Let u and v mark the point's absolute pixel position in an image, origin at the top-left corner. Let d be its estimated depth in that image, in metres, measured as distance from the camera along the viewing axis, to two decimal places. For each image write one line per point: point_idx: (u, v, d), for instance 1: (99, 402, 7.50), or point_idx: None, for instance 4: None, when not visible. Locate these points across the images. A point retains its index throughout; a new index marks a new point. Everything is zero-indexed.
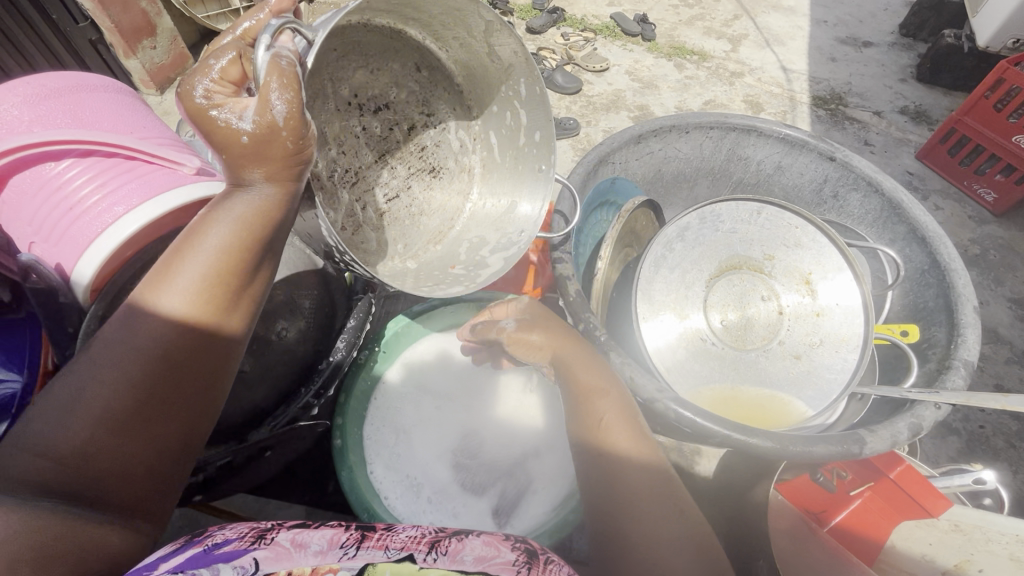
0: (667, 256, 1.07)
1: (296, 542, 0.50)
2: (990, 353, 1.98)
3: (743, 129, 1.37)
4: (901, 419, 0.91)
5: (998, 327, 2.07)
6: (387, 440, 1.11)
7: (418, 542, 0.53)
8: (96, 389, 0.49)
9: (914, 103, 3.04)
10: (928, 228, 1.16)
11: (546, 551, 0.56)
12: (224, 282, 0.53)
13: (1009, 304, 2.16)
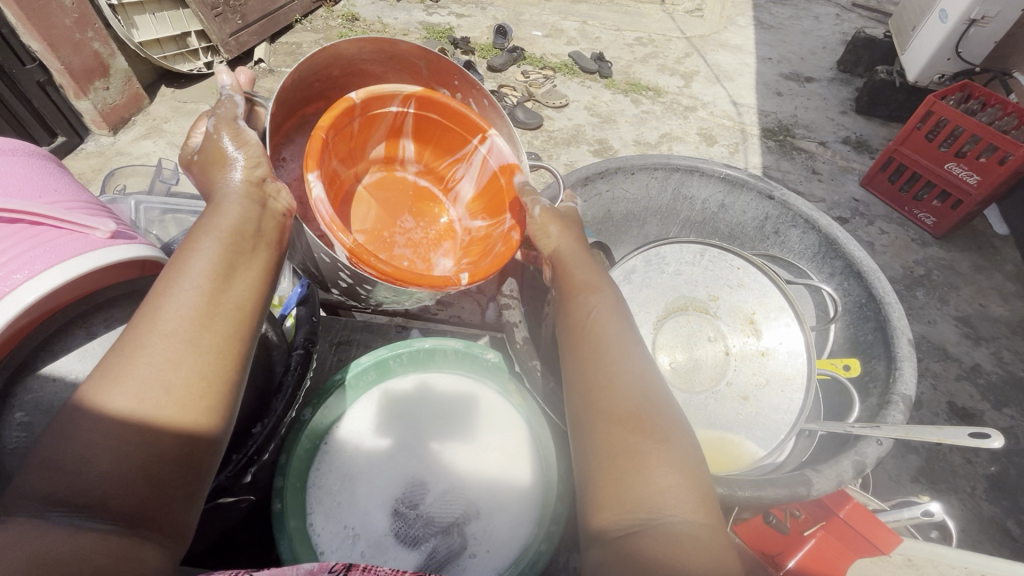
0: None
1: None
2: (941, 370, 2.08)
3: (685, 170, 1.41)
4: (845, 457, 0.92)
5: (946, 345, 2.18)
6: (330, 490, 1.07)
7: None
8: (99, 401, 0.53)
9: (855, 134, 3.22)
10: (863, 263, 1.21)
11: None
12: (222, 289, 0.61)
13: (955, 322, 2.26)
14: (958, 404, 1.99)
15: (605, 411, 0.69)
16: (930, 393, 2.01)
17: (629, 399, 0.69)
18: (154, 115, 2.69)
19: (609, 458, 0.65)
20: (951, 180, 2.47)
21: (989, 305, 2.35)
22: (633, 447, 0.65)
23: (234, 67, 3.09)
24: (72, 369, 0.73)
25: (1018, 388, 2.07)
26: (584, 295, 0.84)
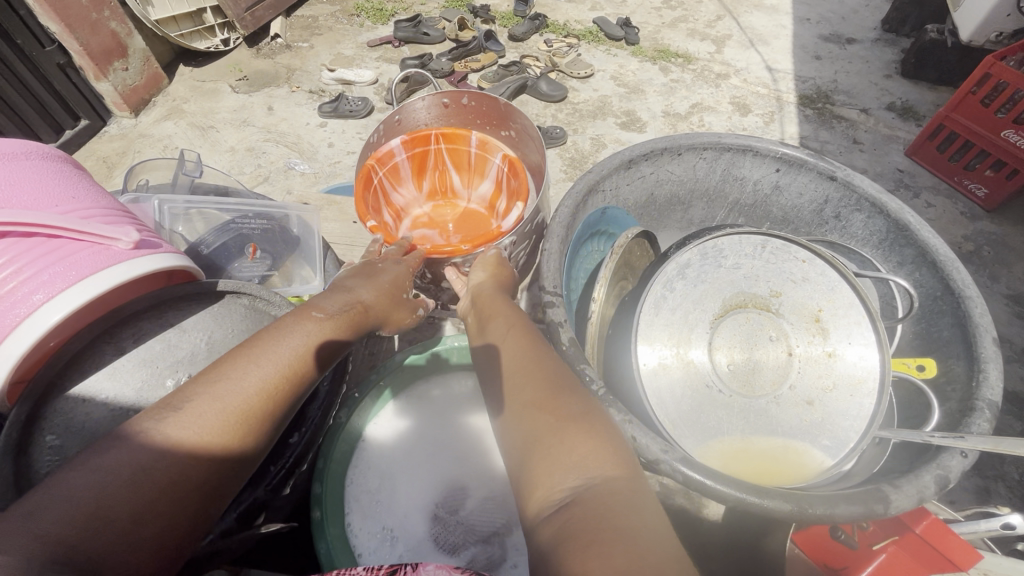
0: (668, 297, 1.00)
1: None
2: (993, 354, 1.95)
3: (738, 150, 1.29)
4: (926, 471, 0.84)
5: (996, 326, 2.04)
6: (368, 489, 1.04)
7: None
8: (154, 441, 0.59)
9: (900, 99, 3.00)
10: (939, 252, 1.10)
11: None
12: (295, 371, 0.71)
13: (1007, 301, 2.12)
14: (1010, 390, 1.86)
15: (527, 402, 0.69)
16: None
17: (547, 391, 0.70)
18: (174, 95, 2.67)
19: (538, 448, 0.64)
20: (1006, 148, 2.28)
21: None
22: (554, 431, 0.64)
23: (251, 44, 3.04)
24: (102, 390, 0.71)
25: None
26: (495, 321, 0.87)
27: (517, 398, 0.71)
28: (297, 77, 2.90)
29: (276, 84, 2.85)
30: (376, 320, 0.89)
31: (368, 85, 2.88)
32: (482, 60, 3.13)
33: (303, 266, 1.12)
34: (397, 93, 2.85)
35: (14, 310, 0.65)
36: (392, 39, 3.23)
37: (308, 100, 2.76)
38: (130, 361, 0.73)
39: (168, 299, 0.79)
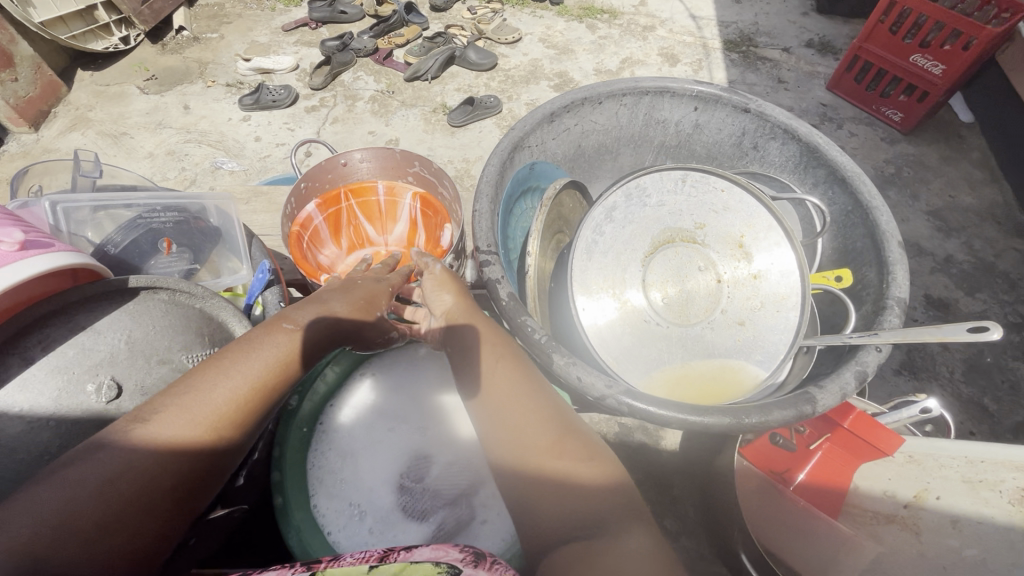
0: (599, 241, 1.02)
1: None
2: (918, 267, 2.10)
3: (656, 92, 1.32)
4: (847, 369, 0.91)
5: (920, 241, 2.20)
6: (332, 469, 1.04)
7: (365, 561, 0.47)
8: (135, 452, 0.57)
9: (818, 35, 3.10)
10: (846, 168, 1.17)
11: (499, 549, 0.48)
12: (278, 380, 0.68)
13: (926, 217, 2.28)
14: (934, 296, 2.02)
15: (524, 433, 0.67)
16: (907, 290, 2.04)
17: (552, 423, 0.69)
18: (76, 103, 2.52)
19: (539, 482, 0.63)
20: (915, 72, 2.41)
21: (960, 196, 2.36)
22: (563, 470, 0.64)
23: (153, 40, 2.89)
24: (15, 401, 0.72)
25: (990, 274, 2.10)
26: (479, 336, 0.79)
27: (512, 432, 0.68)
28: (210, 69, 2.78)
29: (189, 81, 2.71)
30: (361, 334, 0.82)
31: (290, 71, 2.80)
32: (406, 34, 3.03)
33: (230, 257, 1.09)
34: (320, 77, 2.73)
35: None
36: (307, 21, 3.08)
37: (225, 94, 2.67)
38: (42, 369, 0.73)
39: (76, 303, 0.78)
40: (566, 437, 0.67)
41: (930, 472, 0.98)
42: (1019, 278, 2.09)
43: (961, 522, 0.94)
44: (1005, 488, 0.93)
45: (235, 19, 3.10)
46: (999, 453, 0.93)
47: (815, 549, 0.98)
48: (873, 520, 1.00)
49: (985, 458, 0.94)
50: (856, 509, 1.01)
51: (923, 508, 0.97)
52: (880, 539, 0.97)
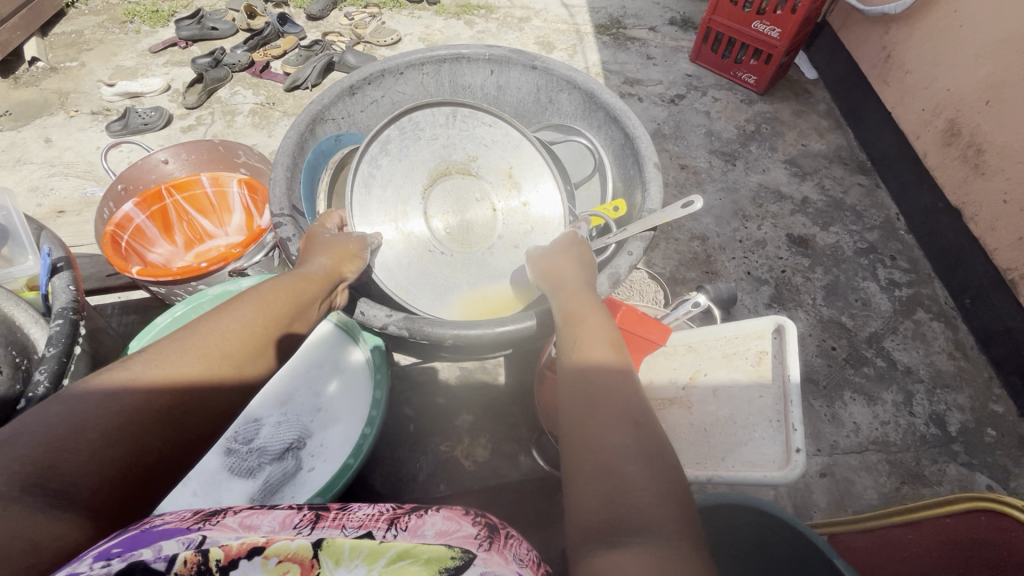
0: (376, 175, 1.10)
1: (245, 523, 0.49)
2: (778, 210, 2.27)
3: (452, 59, 1.42)
4: (603, 273, 1.04)
5: (780, 187, 2.37)
6: None
7: (377, 520, 0.52)
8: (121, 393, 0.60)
9: (680, 14, 3.37)
10: (615, 107, 1.32)
11: (505, 527, 0.56)
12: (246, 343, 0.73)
13: (784, 165, 2.46)
14: (795, 234, 2.19)
15: (580, 387, 0.71)
16: (771, 231, 2.20)
17: (624, 406, 0.66)
18: None
19: (578, 433, 0.65)
20: (758, 37, 2.65)
21: (811, 143, 2.57)
22: (606, 458, 0.60)
23: (3, 73, 2.79)
24: None
25: (840, 209, 2.29)
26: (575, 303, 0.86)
27: (572, 379, 0.72)
28: (72, 99, 2.70)
29: (47, 113, 2.63)
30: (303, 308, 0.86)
31: (161, 93, 2.73)
32: (283, 45, 3.02)
33: (23, 251, 1.16)
34: (193, 96, 2.67)
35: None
36: (176, 40, 3.00)
37: (91, 123, 2.60)
38: None
39: None
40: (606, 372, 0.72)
41: (702, 355, 1.15)
42: (863, 209, 2.30)
43: (720, 390, 1.08)
44: (749, 351, 1.09)
45: (97, 46, 2.99)
46: (742, 324, 1.12)
47: None
48: (658, 404, 1.14)
49: (736, 334, 1.12)
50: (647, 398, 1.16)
51: (696, 385, 1.12)
52: (663, 420, 1.11)
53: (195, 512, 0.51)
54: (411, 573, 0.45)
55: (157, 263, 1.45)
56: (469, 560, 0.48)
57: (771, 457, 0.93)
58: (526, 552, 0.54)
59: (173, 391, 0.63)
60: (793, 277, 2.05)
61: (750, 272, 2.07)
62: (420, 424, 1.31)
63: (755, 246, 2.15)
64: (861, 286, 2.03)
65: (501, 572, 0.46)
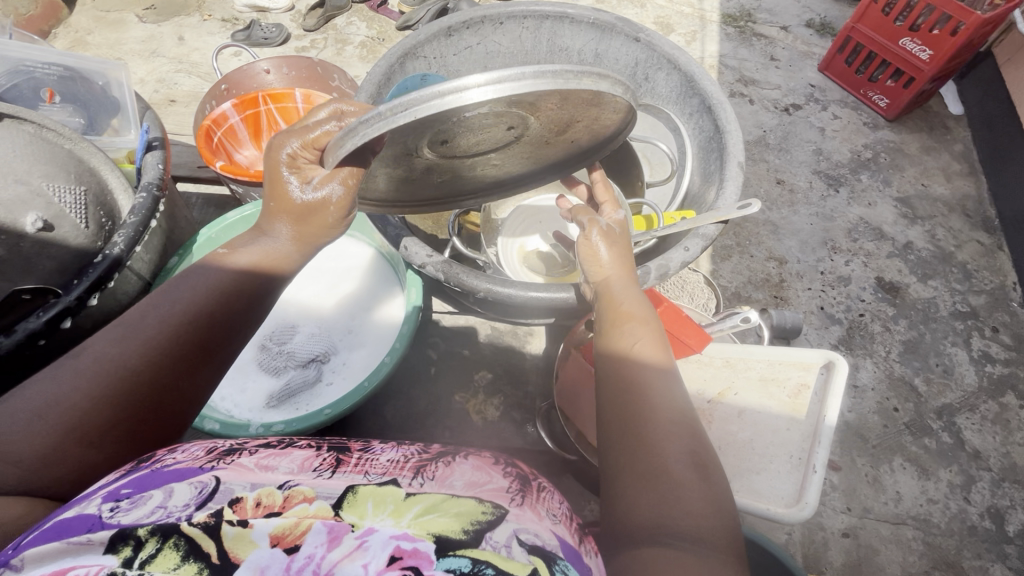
0: None
1: (261, 466, 0.58)
2: (874, 249, 2.06)
3: (556, 17, 1.38)
4: (651, 263, 1.00)
5: (884, 226, 2.14)
6: None
7: (399, 469, 0.62)
8: (72, 390, 0.58)
9: (820, 17, 3.05)
10: (712, 96, 1.24)
11: (537, 479, 0.67)
12: (220, 307, 0.67)
13: (894, 203, 2.21)
14: (885, 279, 1.99)
15: (623, 393, 0.66)
16: (858, 270, 2.01)
17: (676, 411, 0.62)
18: (76, 25, 2.71)
19: (619, 440, 0.62)
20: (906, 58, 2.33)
21: (932, 185, 2.28)
22: (652, 465, 0.58)
23: None
24: None
25: (947, 263, 2.05)
26: (618, 289, 0.81)
27: (617, 378, 0.68)
28: (208, 4, 2.88)
29: (186, 13, 2.83)
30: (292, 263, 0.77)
31: (284, 12, 2.85)
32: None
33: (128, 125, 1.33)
34: (313, 19, 2.79)
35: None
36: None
37: (220, 29, 2.76)
38: None
39: None
40: (659, 374, 0.66)
41: (738, 373, 1.06)
42: (975, 269, 2.04)
43: (745, 413, 1.01)
44: (790, 383, 1.01)
45: None
46: (788, 352, 1.04)
47: None
48: None
49: (780, 361, 1.04)
50: None
51: (722, 402, 1.04)
52: None
53: (207, 452, 0.59)
54: (439, 524, 0.51)
55: (240, 164, 1.53)
56: (501, 514, 0.56)
57: (782, 493, 0.89)
58: (558, 506, 0.65)
59: (124, 384, 0.60)
60: (870, 324, 1.87)
61: (823, 309, 1.91)
62: (441, 368, 1.35)
63: (836, 281, 1.98)
64: (946, 351, 1.82)
65: (530, 529, 0.54)
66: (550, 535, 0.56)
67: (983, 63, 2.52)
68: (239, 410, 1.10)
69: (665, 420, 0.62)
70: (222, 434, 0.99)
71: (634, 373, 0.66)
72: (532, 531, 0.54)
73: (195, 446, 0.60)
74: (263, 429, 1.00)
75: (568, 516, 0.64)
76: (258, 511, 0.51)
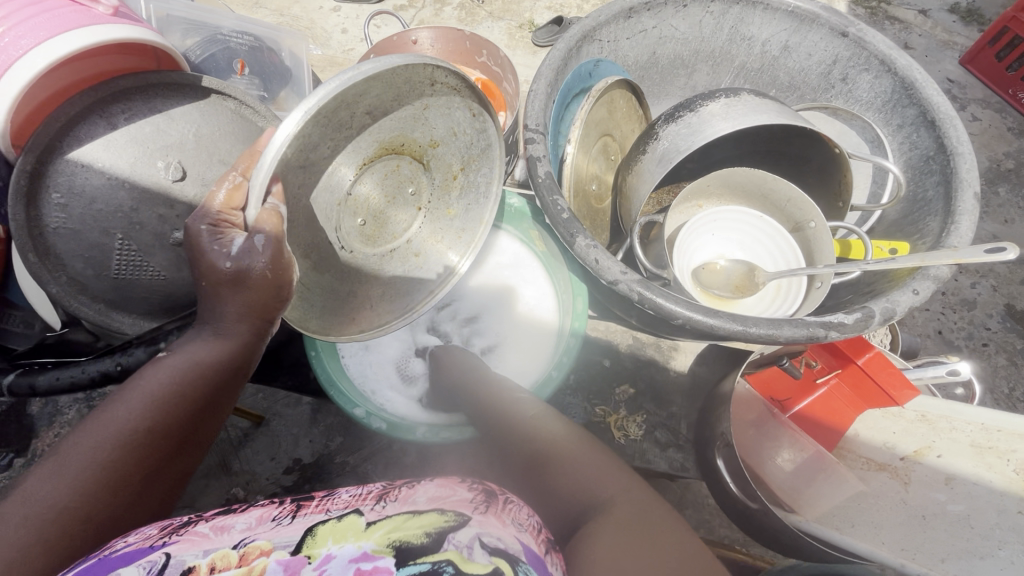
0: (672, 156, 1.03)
1: (217, 527, 0.54)
2: (1006, 271, 1.73)
3: (747, 2, 1.23)
4: (874, 304, 0.88)
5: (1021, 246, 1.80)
6: None
7: (364, 499, 0.61)
8: (85, 450, 0.56)
9: (967, 0, 2.49)
10: (939, 109, 1.07)
11: (503, 494, 0.66)
12: (209, 368, 0.66)
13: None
14: (1017, 308, 1.67)
15: (535, 466, 0.77)
16: (986, 294, 1.69)
17: (559, 434, 0.79)
18: None
19: (546, 494, 0.72)
20: None
21: None
22: (561, 469, 0.72)
23: None
24: (100, 159, 0.71)
25: None
26: (518, 391, 0.93)
27: (521, 456, 0.80)
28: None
29: None
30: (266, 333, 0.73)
31: None
32: None
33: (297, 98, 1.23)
34: None
35: (4, 55, 0.60)
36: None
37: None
38: (125, 136, 0.73)
39: (160, 85, 0.77)
40: (557, 431, 0.80)
41: (938, 432, 0.94)
42: None
43: (956, 481, 0.91)
44: (1015, 458, 0.86)
45: None
46: (1016, 422, 0.86)
47: (792, 467, 0.99)
48: (862, 466, 1.00)
49: (1000, 426, 0.88)
50: (851, 451, 1.03)
51: (920, 462, 0.95)
52: (868, 483, 0.98)
53: (161, 528, 0.54)
54: (403, 534, 0.53)
55: None
56: (463, 520, 0.56)
57: None
58: (525, 517, 0.62)
59: (123, 443, 0.58)
60: (996, 359, 1.60)
61: (941, 333, 1.62)
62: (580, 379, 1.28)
63: (959, 304, 1.66)
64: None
65: (492, 531, 0.54)
66: (514, 540, 0.55)
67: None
68: (392, 402, 1.07)
69: (568, 458, 0.74)
70: (389, 434, 0.98)
71: (531, 443, 0.80)
72: (496, 534, 0.55)
73: (150, 526, 0.55)
74: (430, 434, 0.98)
75: (539, 526, 0.62)
76: (214, 571, 0.48)
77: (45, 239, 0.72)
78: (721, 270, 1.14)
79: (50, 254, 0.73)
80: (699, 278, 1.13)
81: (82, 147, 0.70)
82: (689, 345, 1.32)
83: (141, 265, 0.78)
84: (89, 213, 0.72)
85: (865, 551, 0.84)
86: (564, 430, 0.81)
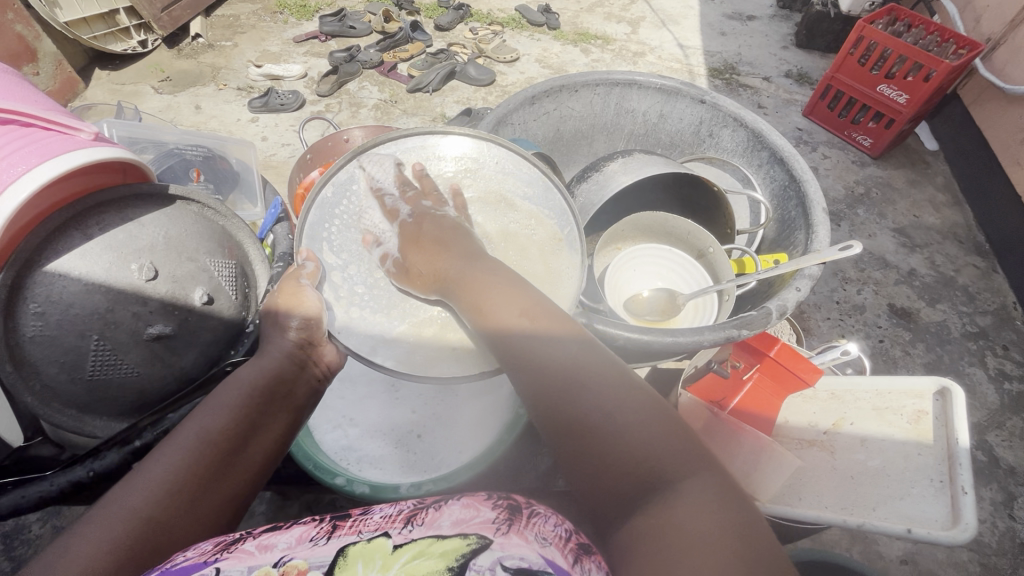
0: (588, 206, 1.23)
1: (262, 545, 0.55)
2: (881, 277, 2.06)
3: (624, 84, 1.51)
4: (770, 303, 1.08)
5: (886, 255, 2.16)
6: (330, 387, 1.19)
7: (394, 521, 0.59)
8: (178, 460, 0.67)
9: (796, 67, 3.11)
10: (783, 149, 1.35)
11: (529, 505, 0.61)
12: (271, 381, 0.79)
13: (892, 234, 2.23)
14: (897, 305, 1.98)
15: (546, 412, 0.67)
16: (871, 298, 1.99)
17: (597, 372, 0.67)
18: (91, 97, 2.70)
19: (576, 445, 0.63)
20: (884, 101, 2.39)
21: (924, 216, 2.32)
22: (595, 422, 0.63)
23: (170, 44, 3.08)
24: (75, 268, 0.83)
25: (950, 287, 2.07)
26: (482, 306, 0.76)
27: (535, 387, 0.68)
28: (222, 74, 2.91)
29: (201, 83, 2.85)
30: (308, 365, 0.84)
31: (297, 79, 2.90)
32: (410, 50, 3.10)
33: (245, 198, 1.38)
34: (327, 85, 2.81)
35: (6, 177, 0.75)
36: (317, 34, 3.17)
37: (236, 97, 2.78)
38: (98, 245, 0.85)
39: (127, 197, 0.92)
40: (590, 392, 0.65)
41: (848, 404, 1.15)
42: (977, 291, 2.07)
43: (869, 440, 1.07)
44: (906, 410, 1.07)
45: (249, 30, 3.22)
46: (898, 383, 1.11)
47: (741, 456, 1.08)
48: (797, 445, 1.14)
49: (891, 389, 1.11)
50: (783, 436, 1.17)
51: (839, 432, 1.12)
52: (804, 458, 1.11)
53: (216, 543, 0.56)
54: (423, 566, 0.51)
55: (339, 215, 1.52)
56: (484, 544, 0.54)
57: (933, 516, 0.91)
58: (552, 530, 0.58)
59: (216, 448, 0.70)
60: (891, 350, 1.85)
61: (843, 337, 1.88)
62: None
63: (851, 308, 1.96)
64: (966, 371, 1.82)
65: (516, 552, 0.52)
66: (537, 556, 0.53)
67: (950, 104, 2.62)
68: (380, 471, 1.09)
69: (595, 416, 0.63)
70: (374, 497, 1.02)
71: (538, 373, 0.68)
72: (518, 555, 0.52)
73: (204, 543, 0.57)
74: (413, 489, 1.03)
75: (565, 536, 0.58)
76: None
77: (24, 347, 0.83)
78: (646, 299, 1.30)
79: (24, 360, 0.83)
80: (630, 309, 1.28)
81: (60, 258, 0.82)
82: (633, 372, 1.47)
83: (114, 364, 0.88)
84: (64, 318, 0.83)
85: (812, 515, 0.97)
86: (558, 356, 0.69)
